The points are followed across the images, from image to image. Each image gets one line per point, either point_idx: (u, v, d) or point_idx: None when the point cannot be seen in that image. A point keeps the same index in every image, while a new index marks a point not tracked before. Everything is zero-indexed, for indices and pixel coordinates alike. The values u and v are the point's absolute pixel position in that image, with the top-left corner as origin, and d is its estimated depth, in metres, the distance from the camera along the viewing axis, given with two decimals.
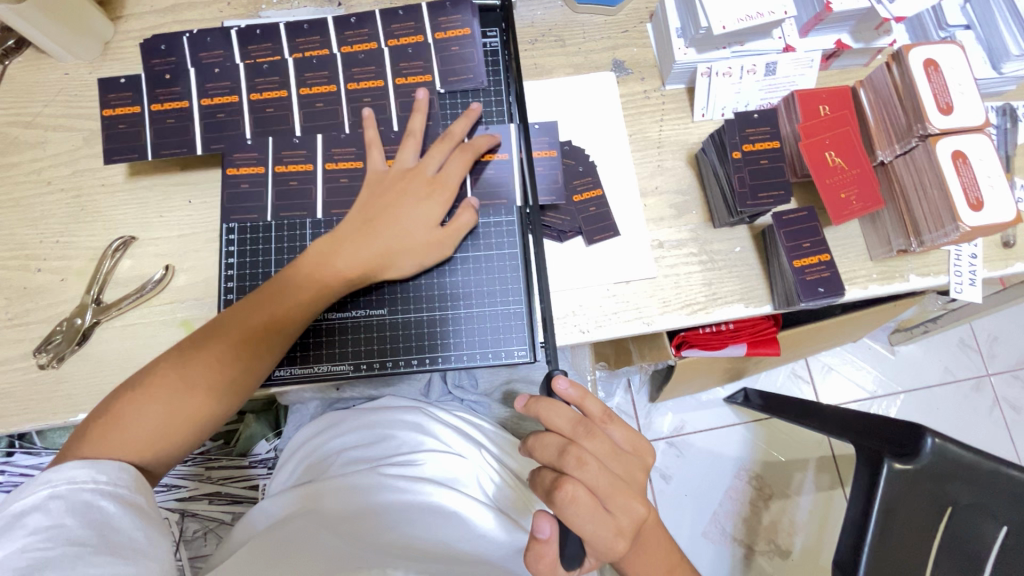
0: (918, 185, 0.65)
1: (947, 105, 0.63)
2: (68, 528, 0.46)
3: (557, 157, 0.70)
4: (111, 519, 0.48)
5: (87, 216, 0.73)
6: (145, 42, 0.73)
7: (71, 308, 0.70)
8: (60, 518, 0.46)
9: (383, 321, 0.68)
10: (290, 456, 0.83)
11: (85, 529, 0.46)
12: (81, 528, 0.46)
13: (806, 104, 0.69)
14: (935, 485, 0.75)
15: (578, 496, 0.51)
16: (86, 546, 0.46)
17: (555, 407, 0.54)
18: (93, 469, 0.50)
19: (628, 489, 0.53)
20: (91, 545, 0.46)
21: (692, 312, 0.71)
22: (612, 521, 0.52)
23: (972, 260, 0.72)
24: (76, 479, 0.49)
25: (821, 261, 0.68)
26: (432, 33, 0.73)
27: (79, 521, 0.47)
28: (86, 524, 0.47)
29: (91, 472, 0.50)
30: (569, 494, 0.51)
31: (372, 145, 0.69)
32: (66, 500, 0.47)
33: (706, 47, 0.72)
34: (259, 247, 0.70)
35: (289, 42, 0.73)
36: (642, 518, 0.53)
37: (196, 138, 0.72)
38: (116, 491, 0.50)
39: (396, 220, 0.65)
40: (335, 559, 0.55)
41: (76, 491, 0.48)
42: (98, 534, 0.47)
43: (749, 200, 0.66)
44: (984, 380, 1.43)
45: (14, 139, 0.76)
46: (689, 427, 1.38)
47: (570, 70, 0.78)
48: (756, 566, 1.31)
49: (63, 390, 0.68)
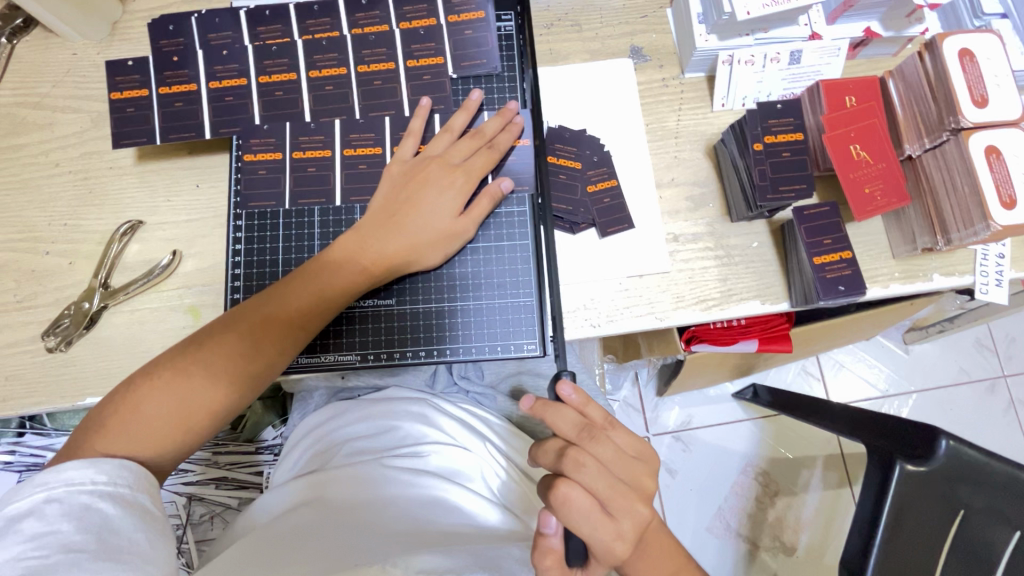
0: (947, 181, 0.63)
1: (982, 98, 0.60)
2: (65, 534, 0.45)
3: (578, 169, 0.70)
4: (110, 521, 0.47)
5: (95, 199, 0.73)
6: (154, 22, 0.71)
7: (78, 291, 0.70)
8: (56, 524, 0.46)
9: (391, 312, 0.67)
10: (296, 444, 0.83)
11: (82, 534, 0.46)
12: (78, 534, 0.46)
13: (832, 94, 0.66)
14: (948, 487, 0.74)
15: (573, 497, 0.50)
16: (83, 552, 0.45)
17: (561, 412, 0.53)
18: (92, 469, 0.49)
19: (632, 492, 0.52)
20: (89, 551, 0.45)
21: (706, 309, 0.69)
22: (614, 525, 0.50)
23: (999, 260, 0.69)
24: (73, 481, 0.48)
25: (842, 258, 0.66)
26: (445, 15, 0.71)
27: (77, 526, 0.46)
28: (85, 529, 0.46)
29: (89, 472, 0.49)
30: (563, 495, 0.51)
31: (408, 134, 0.68)
32: (63, 504, 0.47)
33: (728, 34, 0.69)
34: (267, 233, 0.69)
35: (298, 23, 0.71)
36: (646, 521, 0.51)
37: (205, 121, 0.70)
38: (114, 492, 0.49)
39: (420, 213, 0.64)
40: (339, 551, 0.55)
41: (74, 492, 0.48)
42: (96, 539, 0.46)
43: (769, 194, 0.64)
44: (1000, 381, 1.40)
45: (22, 120, 0.75)
46: (696, 422, 1.37)
47: (586, 56, 0.76)
48: (760, 562, 1.30)
49: (70, 374, 0.67)
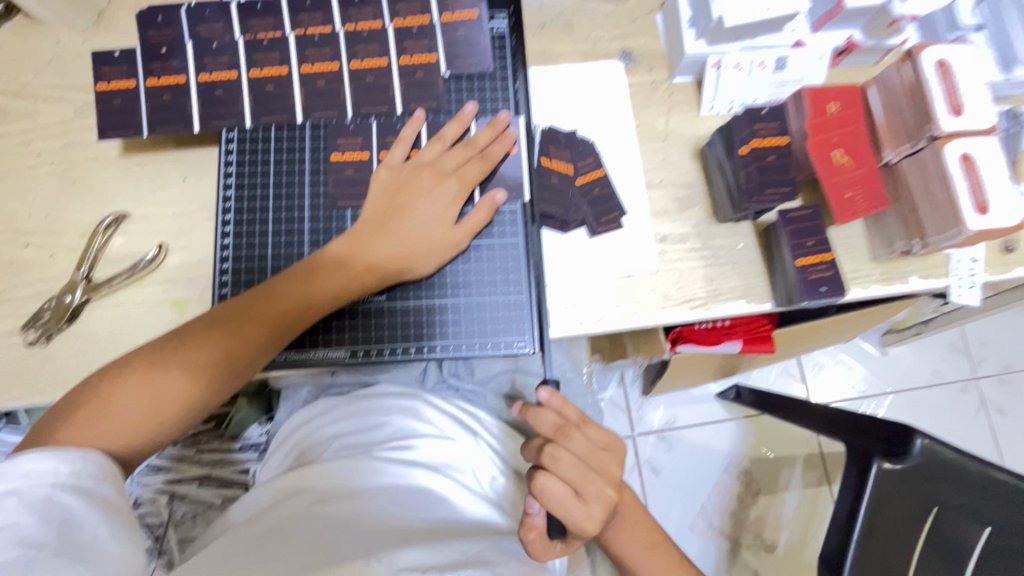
0: (924, 187, 0.65)
1: (958, 107, 0.62)
2: (26, 527, 0.44)
3: (570, 171, 0.70)
4: (73, 516, 0.46)
5: (79, 191, 0.71)
6: (141, 11, 0.70)
7: (60, 284, 0.69)
8: (16, 517, 0.44)
9: (383, 307, 0.68)
10: (281, 441, 0.82)
11: (43, 529, 0.45)
12: (39, 528, 0.45)
13: (816, 100, 0.67)
14: (922, 485, 0.76)
15: (549, 486, 0.52)
16: (43, 548, 0.44)
17: (539, 411, 0.54)
18: (54, 459, 0.48)
19: (602, 479, 0.53)
20: (49, 547, 0.45)
21: (692, 308, 0.70)
22: (584, 508, 0.52)
23: (972, 264, 0.72)
24: (34, 472, 0.46)
25: (825, 260, 0.67)
26: (439, 14, 0.71)
27: (38, 520, 0.45)
28: (46, 523, 0.45)
29: (51, 463, 0.47)
30: (539, 486, 0.52)
31: (397, 143, 0.68)
32: (23, 496, 0.45)
33: (717, 38, 0.70)
34: (256, 228, 0.69)
35: (291, 18, 0.71)
36: (613, 502, 0.53)
37: (194, 114, 0.70)
38: (77, 484, 0.48)
39: (411, 218, 0.65)
40: (329, 547, 0.55)
41: (34, 485, 0.46)
42: (57, 534, 0.45)
43: (755, 195, 0.66)
44: (972, 383, 1.44)
45: (3, 108, 0.73)
46: (680, 422, 1.39)
47: (577, 57, 0.77)
48: (741, 561, 1.33)
49: (50, 369, 0.66)
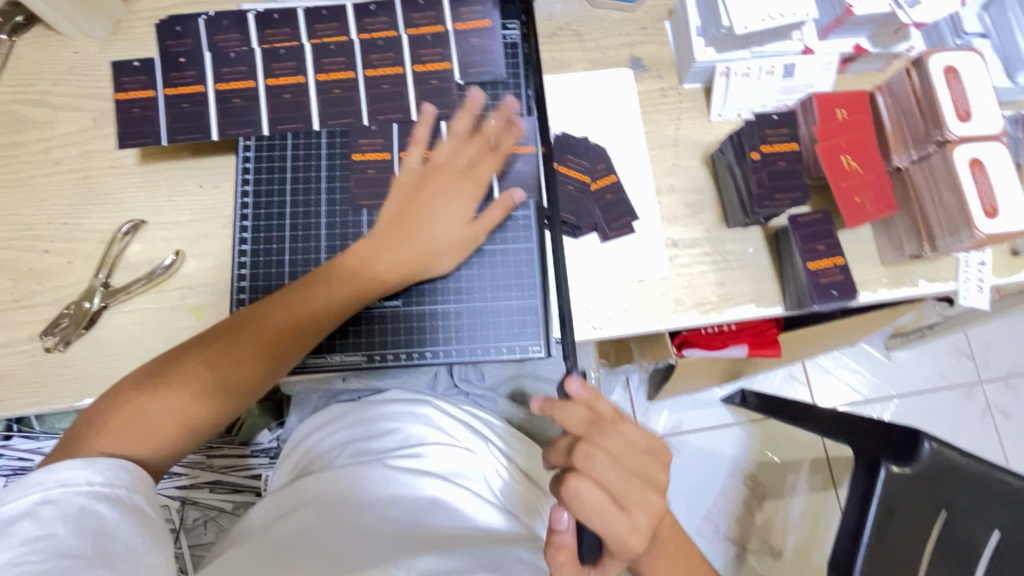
0: (933, 191, 0.66)
1: (966, 112, 0.64)
2: (61, 538, 0.45)
3: (588, 183, 0.71)
4: (106, 525, 0.47)
5: (96, 199, 0.72)
6: (160, 22, 0.71)
7: (78, 291, 0.69)
8: (52, 527, 0.45)
9: (398, 313, 0.68)
10: (294, 448, 0.82)
11: (77, 539, 0.45)
12: (74, 538, 0.45)
13: (824, 107, 0.69)
14: (929, 487, 0.76)
15: (584, 491, 0.52)
16: (78, 558, 0.44)
17: (570, 409, 0.54)
18: (88, 469, 0.49)
19: (642, 484, 0.53)
20: (83, 557, 0.44)
21: (704, 311, 0.71)
22: (627, 518, 0.52)
23: (979, 268, 0.72)
24: (69, 482, 0.48)
25: (835, 264, 0.68)
26: (453, 23, 0.72)
27: (73, 529, 0.45)
28: (80, 532, 0.46)
29: (85, 473, 0.48)
30: (573, 489, 0.52)
31: (414, 142, 0.68)
32: (59, 505, 0.46)
33: (726, 46, 0.72)
34: (272, 233, 0.70)
35: (307, 28, 0.72)
36: (657, 513, 0.53)
37: (212, 123, 0.71)
38: (111, 493, 0.49)
39: (432, 220, 0.65)
40: (345, 556, 0.55)
41: (69, 495, 0.47)
42: (91, 544, 0.45)
43: (765, 202, 0.67)
44: (977, 387, 1.45)
45: (21, 117, 0.74)
46: (686, 426, 1.39)
47: (587, 65, 0.78)
48: (748, 566, 1.33)
49: (68, 374, 0.67)
